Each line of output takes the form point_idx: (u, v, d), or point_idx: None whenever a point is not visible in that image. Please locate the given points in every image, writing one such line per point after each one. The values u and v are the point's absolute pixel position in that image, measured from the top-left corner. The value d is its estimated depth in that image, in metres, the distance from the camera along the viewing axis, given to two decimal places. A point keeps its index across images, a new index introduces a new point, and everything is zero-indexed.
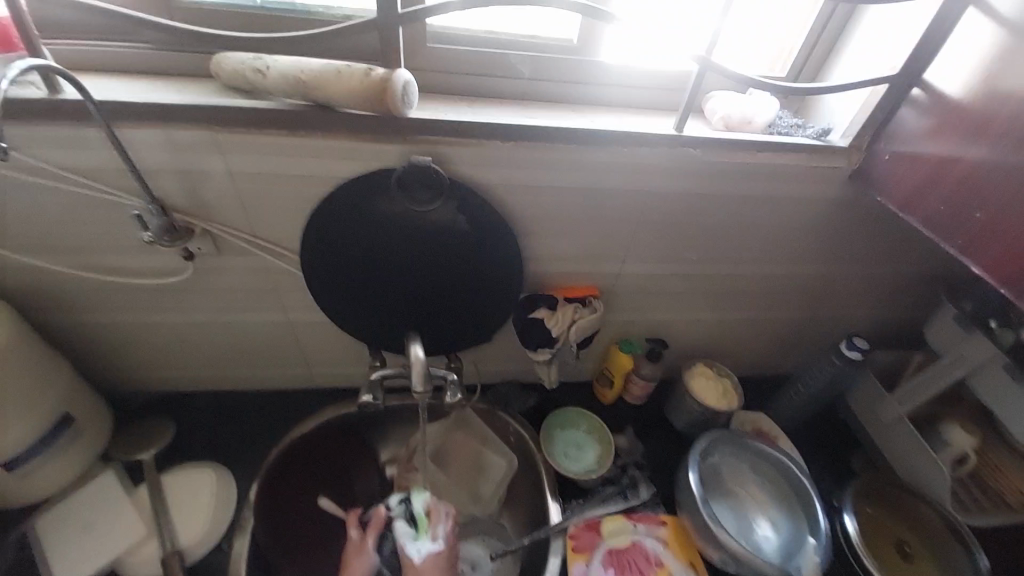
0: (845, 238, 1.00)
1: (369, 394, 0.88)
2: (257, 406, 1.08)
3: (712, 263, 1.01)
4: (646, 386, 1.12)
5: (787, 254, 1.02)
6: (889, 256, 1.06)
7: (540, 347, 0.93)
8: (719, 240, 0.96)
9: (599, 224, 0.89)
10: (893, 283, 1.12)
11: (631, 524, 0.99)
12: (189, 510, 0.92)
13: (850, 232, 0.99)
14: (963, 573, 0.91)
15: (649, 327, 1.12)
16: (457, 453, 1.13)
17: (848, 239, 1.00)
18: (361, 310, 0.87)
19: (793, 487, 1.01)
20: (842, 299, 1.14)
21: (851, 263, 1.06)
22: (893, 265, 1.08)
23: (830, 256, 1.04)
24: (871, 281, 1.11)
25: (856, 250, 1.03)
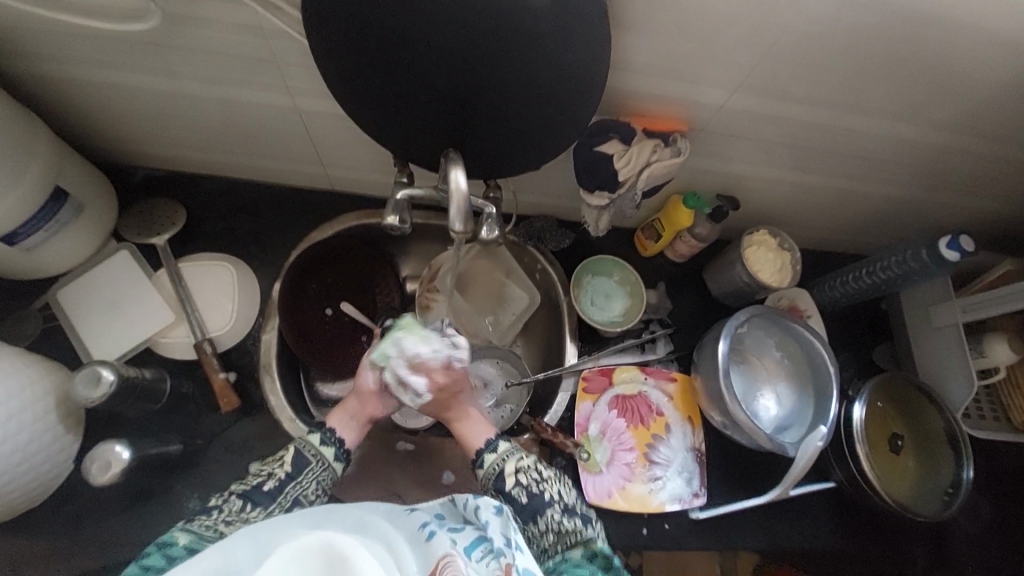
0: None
1: (395, 216, 0.77)
2: (270, 201, 0.99)
3: (837, 114, 0.78)
4: (695, 246, 1.01)
5: (937, 118, 0.78)
6: None
7: (598, 190, 0.78)
8: (865, 82, 0.71)
9: (719, 29, 0.64)
10: None
11: (642, 375, 1.00)
12: (213, 299, 0.92)
13: None
14: (941, 471, 0.98)
15: (721, 181, 0.94)
16: (479, 281, 1.08)
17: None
18: (387, 123, 0.65)
19: (811, 369, 1.00)
20: (963, 185, 0.93)
21: (1006, 141, 0.83)
22: None
23: (988, 129, 0.80)
24: (1014, 167, 0.89)
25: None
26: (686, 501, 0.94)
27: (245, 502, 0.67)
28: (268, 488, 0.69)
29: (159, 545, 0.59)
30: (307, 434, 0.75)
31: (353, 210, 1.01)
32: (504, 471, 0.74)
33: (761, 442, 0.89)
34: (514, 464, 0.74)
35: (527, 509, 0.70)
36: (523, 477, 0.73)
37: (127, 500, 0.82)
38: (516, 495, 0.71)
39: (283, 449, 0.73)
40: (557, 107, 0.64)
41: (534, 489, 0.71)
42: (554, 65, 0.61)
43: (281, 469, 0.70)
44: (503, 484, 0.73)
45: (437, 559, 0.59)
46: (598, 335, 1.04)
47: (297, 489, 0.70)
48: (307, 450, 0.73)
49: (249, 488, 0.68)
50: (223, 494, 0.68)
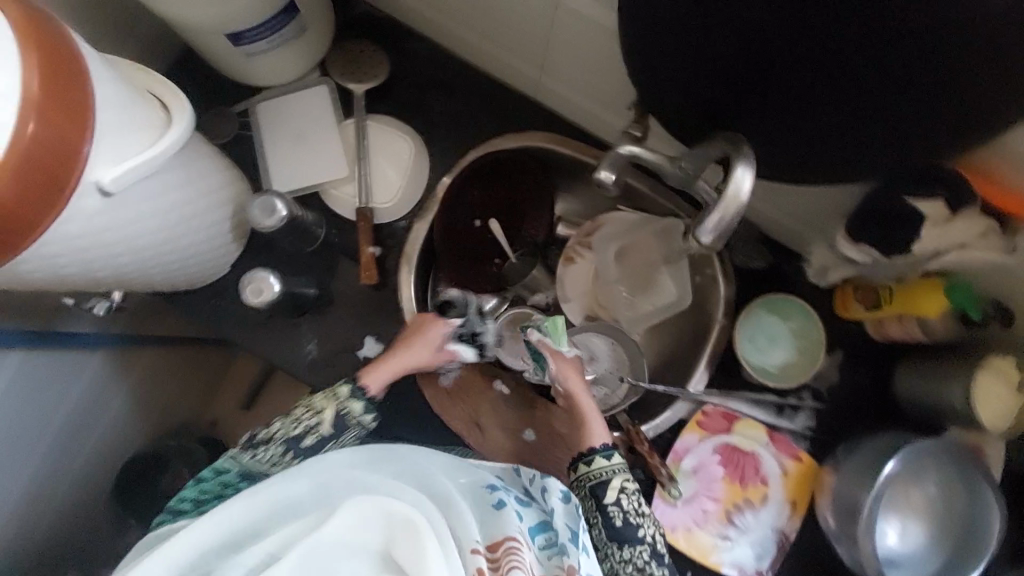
0: None
1: (609, 172, 0.65)
2: (472, 86, 0.91)
3: None
4: (913, 337, 0.80)
5: None
6: None
7: (865, 242, 0.62)
8: None
9: None
10: None
11: (765, 439, 0.88)
12: (386, 166, 0.90)
13: None
14: None
15: (1013, 287, 0.71)
16: (636, 257, 0.95)
17: None
18: (672, 70, 0.53)
19: (971, 527, 0.81)
20: None
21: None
22: None
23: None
24: None
25: None
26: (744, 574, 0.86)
27: (287, 449, 0.69)
28: (306, 443, 0.70)
29: (213, 472, 0.68)
30: (341, 388, 0.74)
31: (548, 130, 0.90)
32: (607, 482, 0.72)
33: (865, 569, 0.76)
34: (619, 481, 0.71)
35: (617, 531, 0.70)
36: (626, 501, 0.71)
37: (258, 319, 0.90)
38: (612, 514, 0.70)
39: (322, 404, 0.72)
40: (888, 130, 0.48)
41: (631, 518, 0.70)
42: (933, 79, 0.44)
43: (326, 427, 0.71)
44: (602, 494, 0.71)
45: (501, 538, 0.58)
46: (738, 374, 0.91)
47: (337, 446, 0.73)
48: (348, 415, 0.73)
49: (291, 436, 0.70)
50: (267, 433, 0.70)
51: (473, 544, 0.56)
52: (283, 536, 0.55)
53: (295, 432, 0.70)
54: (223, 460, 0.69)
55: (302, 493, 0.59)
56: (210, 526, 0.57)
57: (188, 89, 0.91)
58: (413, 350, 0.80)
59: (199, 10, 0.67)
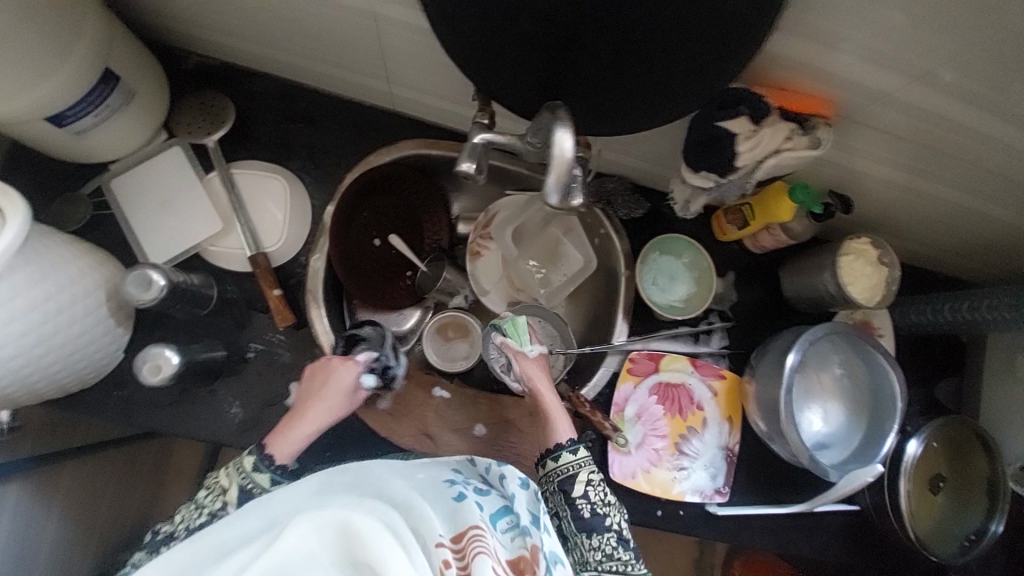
0: None
1: (471, 163, 0.67)
2: (330, 113, 0.92)
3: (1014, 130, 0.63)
4: (781, 241, 0.91)
5: None
6: None
7: (705, 171, 0.68)
8: None
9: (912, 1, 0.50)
10: None
11: (690, 368, 0.95)
12: (265, 210, 0.88)
13: None
14: (968, 522, 0.94)
15: (843, 176, 0.81)
16: (534, 235, 1.00)
17: None
18: (491, 57, 0.58)
19: (872, 394, 0.93)
20: None
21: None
22: None
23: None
24: None
25: None
26: (706, 496, 0.93)
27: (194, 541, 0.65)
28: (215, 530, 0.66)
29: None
30: (246, 461, 0.68)
31: (417, 137, 0.93)
32: (574, 476, 0.75)
33: (801, 461, 0.85)
34: (586, 474, 0.74)
35: (585, 522, 0.73)
36: (592, 493, 0.74)
37: (169, 399, 0.85)
38: (580, 506, 0.73)
39: (225, 480, 0.68)
40: (680, 67, 0.55)
41: (598, 510, 0.73)
42: (695, 18, 0.51)
43: (230, 506, 0.66)
44: (570, 488, 0.74)
45: (465, 528, 0.60)
46: (653, 317, 0.97)
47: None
48: (254, 489, 0.67)
49: (199, 524, 0.66)
50: (171, 528, 0.66)
51: (438, 538, 0.58)
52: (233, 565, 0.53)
53: (199, 520, 0.65)
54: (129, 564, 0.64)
55: (250, 527, 0.57)
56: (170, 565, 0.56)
57: (23, 185, 0.85)
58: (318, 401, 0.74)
59: (10, 100, 0.65)
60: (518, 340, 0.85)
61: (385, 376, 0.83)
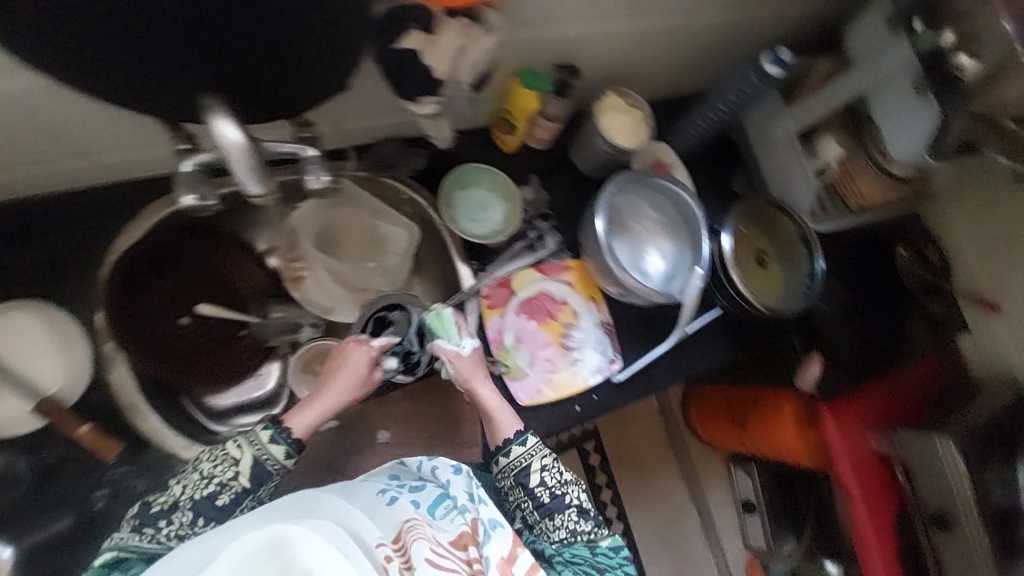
0: None
1: (193, 194, 0.63)
2: (43, 216, 0.81)
3: None
4: (554, 129, 0.97)
5: None
6: None
7: (422, 96, 0.68)
8: None
9: None
10: None
11: (540, 276, 1.02)
12: (27, 354, 0.77)
13: None
14: (800, 267, 1.09)
15: (554, 48, 0.88)
16: (338, 233, 0.97)
17: None
18: (131, 79, 0.54)
19: (684, 217, 1.05)
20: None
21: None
22: None
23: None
24: None
25: None
26: (605, 370, 1.00)
27: (199, 514, 0.67)
28: (222, 501, 0.68)
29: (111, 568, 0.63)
30: (262, 430, 0.72)
31: (155, 196, 0.84)
32: (528, 467, 0.79)
33: (654, 299, 0.96)
34: (539, 462, 0.79)
35: (546, 506, 0.77)
36: (548, 477, 0.78)
37: None
38: (539, 493, 0.78)
39: (235, 454, 0.70)
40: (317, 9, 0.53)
41: (557, 491, 0.78)
42: None
43: (240, 479, 0.69)
44: (526, 479, 0.78)
45: (401, 524, 0.61)
46: (484, 248, 1.01)
47: (255, 497, 0.71)
48: (267, 459, 0.71)
49: (201, 497, 0.67)
50: (171, 500, 0.67)
51: (378, 539, 0.58)
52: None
53: (206, 492, 0.67)
54: (113, 550, 0.64)
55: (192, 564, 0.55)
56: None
57: None
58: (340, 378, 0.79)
59: None
60: (446, 335, 0.85)
61: (409, 361, 0.87)
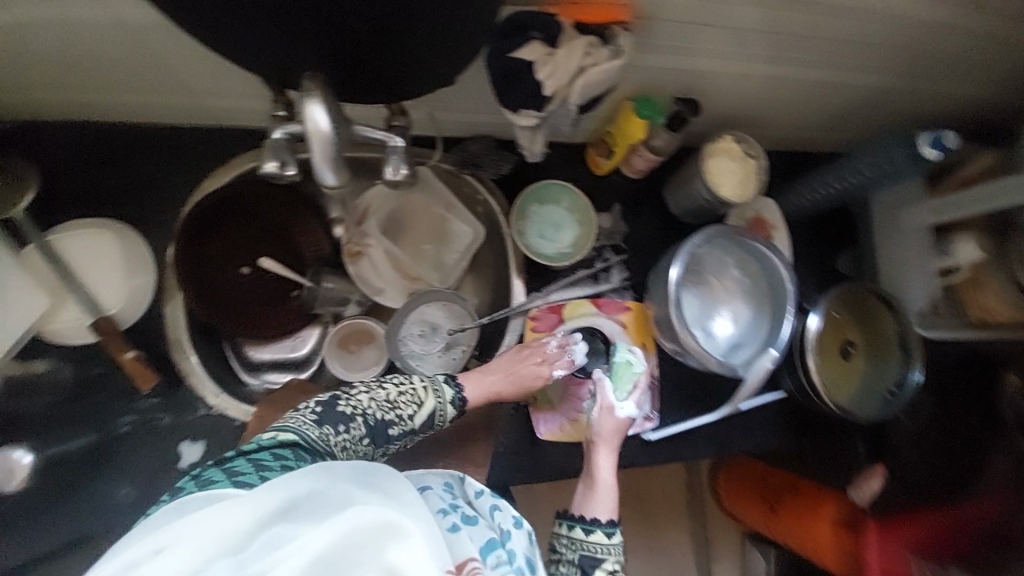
0: None
1: (274, 160, 0.60)
2: (148, 144, 0.85)
3: None
4: (652, 162, 0.89)
5: None
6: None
7: (523, 109, 0.64)
8: None
9: None
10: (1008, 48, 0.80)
11: (595, 310, 0.94)
12: (98, 270, 0.82)
13: None
14: (890, 372, 0.95)
15: (678, 79, 0.80)
16: (407, 219, 0.96)
17: None
18: (244, 41, 0.52)
19: (771, 284, 0.93)
20: (934, 65, 0.83)
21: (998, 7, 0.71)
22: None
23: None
24: (985, 42, 0.79)
25: None
26: (638, 426, 0.92)
27: (367, 436, 0.68)
28: (392, 432, 0.70)
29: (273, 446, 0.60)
30: (445, 385, 0.76)
31: (250, 147, 0.87)
32: (598, 560, 0.71)
33: (710, 367, 0.86)
34: (611, 563, 0.71)
35: None
36: None
37: (53, 495, 0.79)
38: None
39: (423, 397, 0.73)
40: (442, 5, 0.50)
41: None
42: None
43: (412, 423, 0.71)
44: (588, 569, 0.71)
45: (463, 558, 0.58)
46: (546, 269, 0.95)
47: (401, 444, 0.72)
48: (439, 412, 0.74)
49: (379, 421, 0.69)
50: (355, 405, 0.69)
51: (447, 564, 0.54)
52: (277, 555, 0.46)
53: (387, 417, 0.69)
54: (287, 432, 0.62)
55: (301, 510, 0.49)
56: (234, 512, 0.48)
57: None
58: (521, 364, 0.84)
59: None
60: (619, 384, 0.86)
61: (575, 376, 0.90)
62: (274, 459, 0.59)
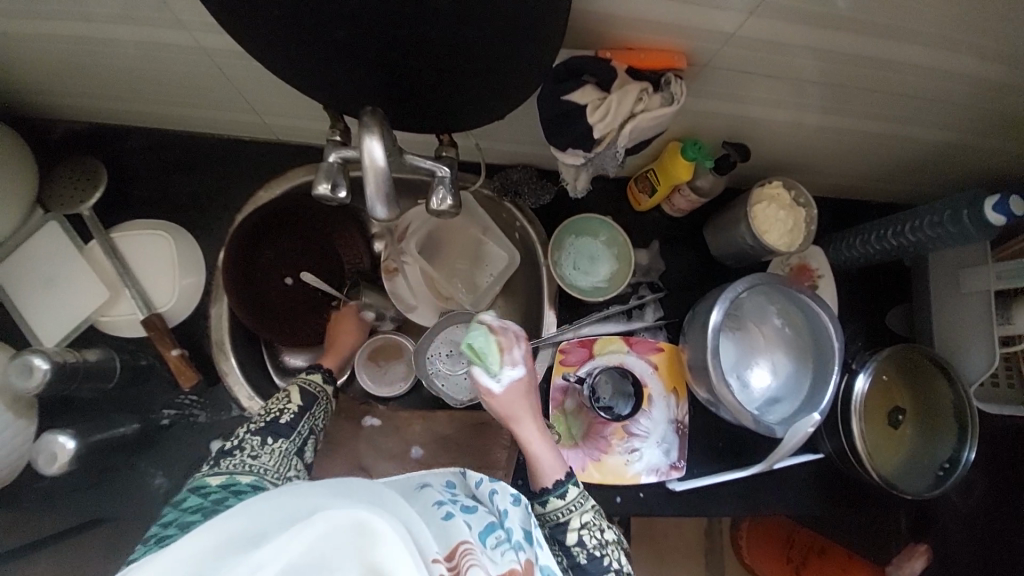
0: None
1: (327, 183, 0.62)
2: (211, 154, 0.91)
3: (871, 45, 0.61)
4: (695, 203, 0.88)
5: (987, 48, 0.62)
6: None
7: (570, 148, 0.65)
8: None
9: None
10: None
11: (627, 349, 0.93)
12: (152, 269, 0.86)
13: None
14: (941, 446, 0.90)
15: (729, 124, 0.79)
16: (445, 241, 0.97)
17: None
18: (311, 74, 0.55)
19: (815, 338, 0.89)
20: (1007, 126, 0.79)
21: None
22: None
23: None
24: None
25: None
26: (662, 473, 0.90)
27: (266, 436, 0.70)
28: (285, 421, 0.73)
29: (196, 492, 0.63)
30: (307, 372, 0.80)
31: (304, 162, 0.91)
32: (567, 523, 0.70)
33: (743, 422, 0.82)
34: (578, 520, 0.69)
35: (582, 567, 0.69)
36: (589, 538, 0.69)
37: (90, 479, 0.83)
38: (575, 552, 0.69)
39: (287, 389, 0.76)
40: (501, 51, 0.51)
41: (596, 553, 0.69)
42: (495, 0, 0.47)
43: (293, 402, 0.75)
44: (564, 536, 0.70)
45: (454, 544, 0.56)
46: (578, 301, 0.95)
47: (311, 420, 0.75)
48: (311, 385, 0.78)
49: (265, 423, 0.72)
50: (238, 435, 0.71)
51: (435, 554, 0.53)
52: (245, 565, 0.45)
53: (268, 416, 0.72)
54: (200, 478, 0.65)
55: (266, 527, 0.49)
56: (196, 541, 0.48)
57: None
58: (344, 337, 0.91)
59: None
60: (485, 364, 0.74)
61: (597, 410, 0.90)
62: (191, 510, 0.62)
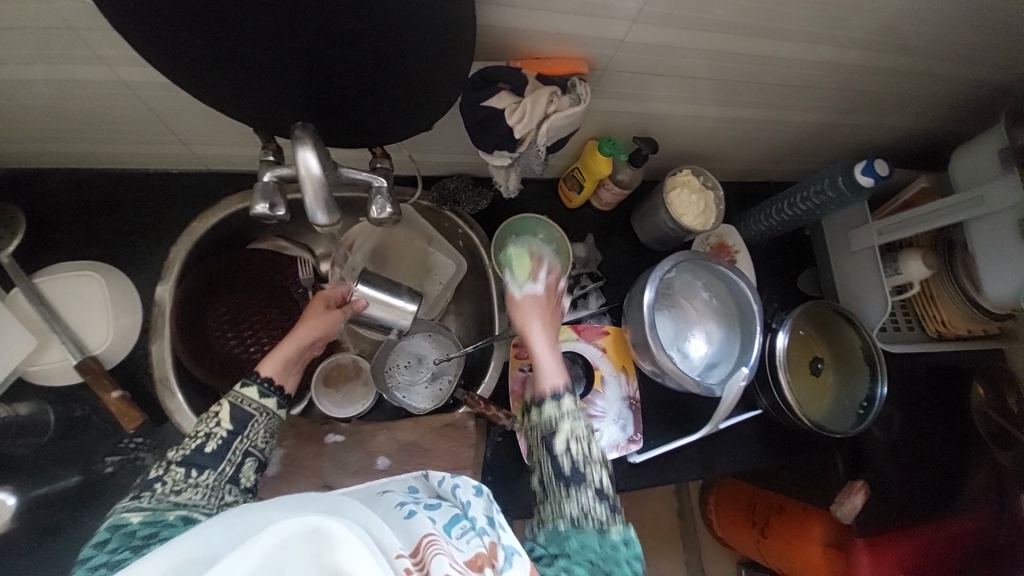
0: (897, 24, 0.75)
1: (265, 203, 0.63)
2: (140, 189, 0.89)
3: (736, 41, 0.72)
4: (619, 195, 0.96)
5: (827, 39, 0.75)
6: (935, 54, 0.83)
7: (497, 150, 0.71)
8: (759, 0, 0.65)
9: None
10: (923, 88, 0.91)
11: (575, 337, 0.98)
12: (83, 312, 0.83)
13: (910, 10, 0.72)
14: (858, 388, 1.01)
15: (637, 120, 0.88)
16: (392, 254, 1.00)
17: (903, 23, 0.74)
18: (237, 96, 0.58)
19: (739, 306, 0.99)
20: (862, 104, 0.93)
21: (908, 52, 0.81)
22: (934, 64, 0.85)
23: (884, 45, 0.79)
24: (902, 84, 0.89)
25: (908, 39, 0.78)
26: (622, 448, 0.95)
27: (190, 468, 0.65)
28: (211, 449, 0.67)
29: (114, 528, 0.59)
30: (241, 387, 0.71)
31: (239, 189, 0.92)
32: (556, 428, 0.70)
33: (689, 388, 0.90)
34: (568, 425, 0.69)
35: (564, 475, 0.68)
36: (575, 445, 0.68)
37: (28, 545, 0.77)
38: (562, 460, 0.68)
39: (218, 405, 0.70)
40: (418, 64, 0.57)
41: (580, 463, 0.68)
42: (406, 20, 0.52)
43: (223, 425, 0.68)
44: (553, 442, 0.69)
45: (419, 538, 0.58)
46: None
47: (246, 442, 0.69)
48: (245, 403, 0.70)
49: (189, 453, 0.66)
50: (165, 464, 0.65)
51: (399, 550, 0.54)
52: None
53: (193, 442, 0.67)
54: (121, 513, 0.61)
55: (218, 546, 0.50)
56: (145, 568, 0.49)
57: None
58: (303, 327, 0.79)
59: None
60: (516, 272, 0.85)
61: None
62: (122, 549, 0.57)
